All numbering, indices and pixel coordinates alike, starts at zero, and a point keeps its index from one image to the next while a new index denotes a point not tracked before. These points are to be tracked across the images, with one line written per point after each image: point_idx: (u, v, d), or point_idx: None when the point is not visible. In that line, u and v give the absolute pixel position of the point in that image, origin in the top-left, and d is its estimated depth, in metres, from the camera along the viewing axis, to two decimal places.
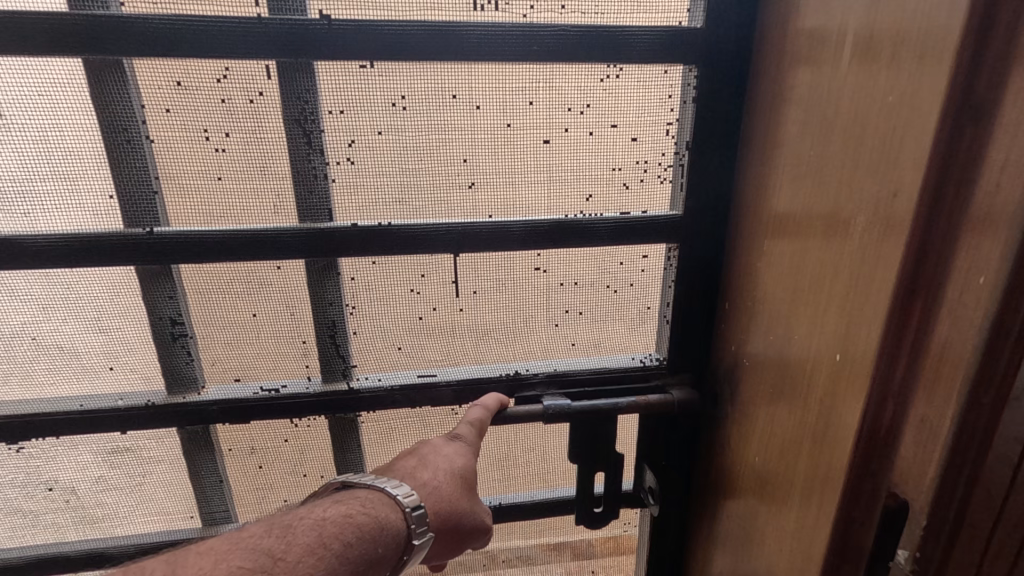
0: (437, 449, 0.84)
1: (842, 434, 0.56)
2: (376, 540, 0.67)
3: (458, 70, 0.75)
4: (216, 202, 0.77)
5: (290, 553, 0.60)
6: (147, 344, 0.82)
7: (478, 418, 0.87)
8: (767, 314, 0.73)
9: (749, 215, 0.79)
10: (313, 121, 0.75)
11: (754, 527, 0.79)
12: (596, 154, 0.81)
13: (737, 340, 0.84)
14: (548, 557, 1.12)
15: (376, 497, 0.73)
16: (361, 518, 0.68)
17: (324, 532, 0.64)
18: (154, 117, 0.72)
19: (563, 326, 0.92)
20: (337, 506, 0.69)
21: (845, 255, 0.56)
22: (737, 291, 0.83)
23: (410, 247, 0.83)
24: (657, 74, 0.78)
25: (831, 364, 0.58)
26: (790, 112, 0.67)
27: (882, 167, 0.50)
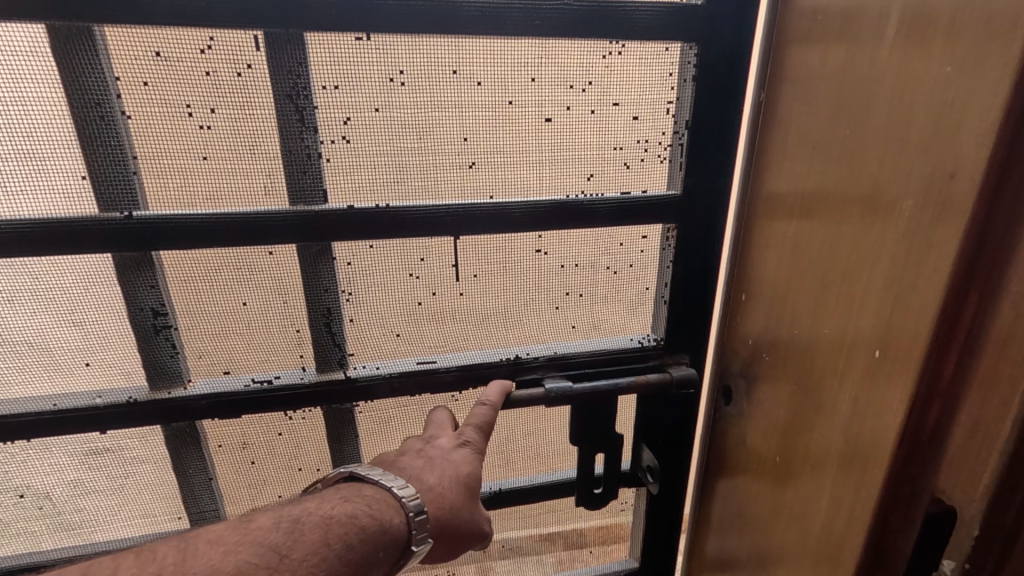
0: (445, 453, 0.81)
1: (880, 436, 0.57)
2: (378, 543, 0.66)
3: (458, 45, 0.72)
4: (202, 183, 0.72)
5: (295, 551, 0.60)
6: (127, 336, 0.77)
7: (482, 420, 0.85)
8: (788, 302, 0.72)
9: (762, 207, 0.78)
10: (305, 97, 0.71)
11: (767, 523, 0.80)
12: (597, 132, 0.80)
13: (747, 332, 0.84)
14: (542, 541, 1.12)
15: (381, 497, 0.71)
16: (365, 521, 0.67)
17: (328, 531, 0.64)
18: (129, 90, 0.66)
19: (564, 309, 0.91)
20: (344, 504, 0.68)
21: (881, 256, 0.55)
22: (751, 275, 0.83)
23: (409, 229, 0.80)
24: (658, 51, 0.77)
25: (865, 362, 0.58)
26: (813, 104, 0.66)
27: (931, 166, 0.49)
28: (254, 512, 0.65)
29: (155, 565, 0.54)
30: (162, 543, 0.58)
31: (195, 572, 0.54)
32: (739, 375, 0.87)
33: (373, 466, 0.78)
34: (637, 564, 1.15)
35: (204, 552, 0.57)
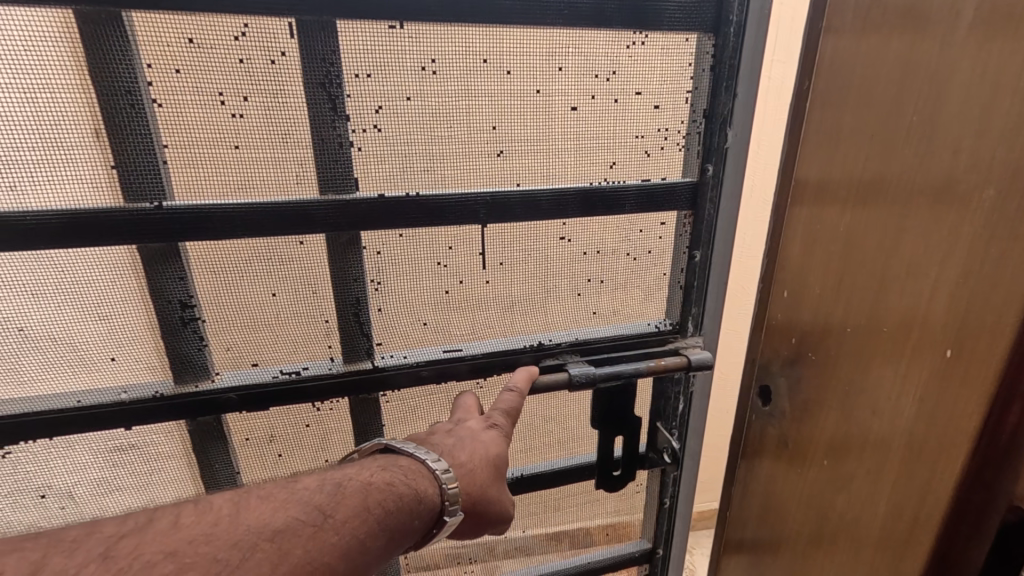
0: (475, 433, 0.81)
1: (959, 419, 0.59)
2: (414, 512, 0.66)
3: (489, 34, 0.73)
4: (232, 172, 0.71)
5: (338, 512, 0.59)
6: (153, 330, 0.76)
7: (511, 405, 0.86)
8: (835, 296, 0.74)
9: (798, 205, 0.80)
10: (337, 85, 0.71)
11: (816, 515, 0.81)
12: (620, 120, 0.82)
13: (784, 328, 0.85)
14: (548, 541, 1.13)
15: (416, 468, 0.71)
16: (402, 489, 0.66)
17: (369, 496, 0.63)
18: (160, 78, 0.65)
19: (586, 295, 0.93)
20: (382, 472, 0.68)
21: (957, 247, 0.58)
22: (784, 272, 0.84)
23: (438, 217, 0.81)
24: (678, 42, 0.80)
25: (935, 360, 0.61)
26: (866, 101, 0.67)
27: (1014, 157, 0.52)
28: (296, 476, 0.65)
29: (212, 515, 0.55)
30: (218, 499, 0.58)
31: (249, 524, 0.54)
32: (776, 371, 0.88)
33: (408, 442, 0.78)
34: (650, 544, 1.18)
35: (257, 507, 0.57)
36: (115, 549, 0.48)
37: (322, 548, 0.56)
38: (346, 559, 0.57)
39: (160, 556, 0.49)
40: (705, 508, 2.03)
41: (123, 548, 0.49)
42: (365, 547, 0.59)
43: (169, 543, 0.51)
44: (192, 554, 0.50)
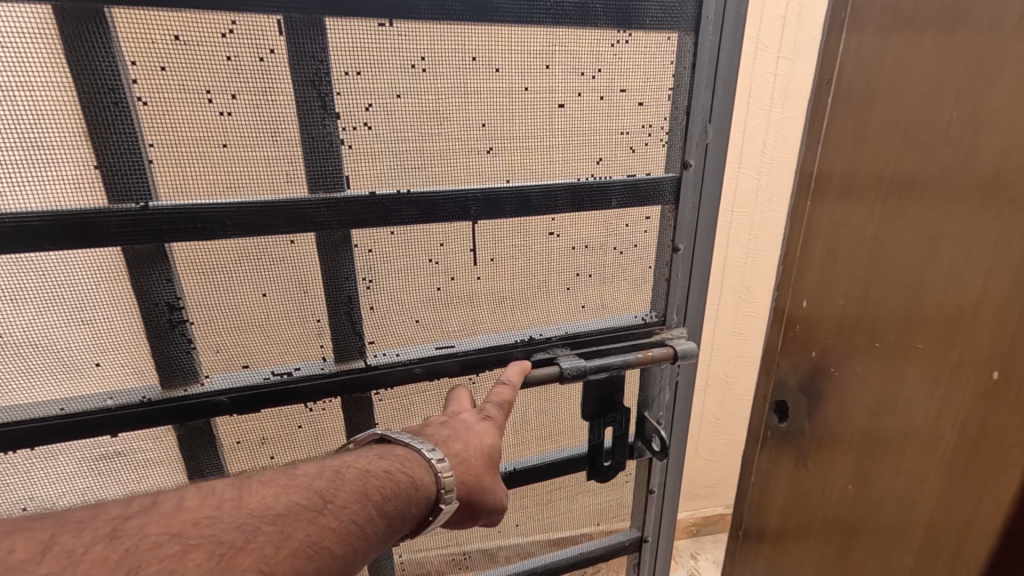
0: (469, 425, 0.80)
1: (1008, 431, 0.61)
2: (411, 500, 0.66)
3: (477, 32, 0.74)
4: (220, 171, 0.70)
5: (337, 498, 0.60)
6: (139, 333, 0.74)
7: (504, 398, 0.86)
8: (871, 300, 0.77)
9: (829, 209, 0.83)
10: (327, 82, 0.71)
11: (854, 518, 0.83)
12: (606, 117, 0.84)
13: (817, 329, 0.88)
14: (551, 547, 1.15)
15: (412, 457, 0.71)
16: (400, 477, 0.67)
17: (367, 483, 0.63)
18: (146, 75, 0.64)
19: (575, 289, 0.95)
20: (380, 460, 0.68)
21: (1003, 262, 0.60)
22: (815, 274, 0.87)
23: (429, 213, 0.81)
24: (661, 41, 0.82)
25: (981, 367, 0.63)
26: (893, 106, 0.71)
27: None
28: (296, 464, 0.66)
29: (214, 500, 0.56)
30: (221, 486, 0.59)
31: (251, 508, 0.56)
32: (810, 371, 0.90)
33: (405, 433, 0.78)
34: (640, 533, 1.20)
35: (258, 493, 0.58)
36: (122, 529, 0.50)
37: (322, 531, 0.56)
38: (344, 545, 0.58)
39: (165, 537, 0.50)
40: (708, 511, 1.99)
41: (130, 528, 0.50)
42: (363, 532, 0.59)
43: (173, 526, 0.51)
44: (197, 535, 0.51)
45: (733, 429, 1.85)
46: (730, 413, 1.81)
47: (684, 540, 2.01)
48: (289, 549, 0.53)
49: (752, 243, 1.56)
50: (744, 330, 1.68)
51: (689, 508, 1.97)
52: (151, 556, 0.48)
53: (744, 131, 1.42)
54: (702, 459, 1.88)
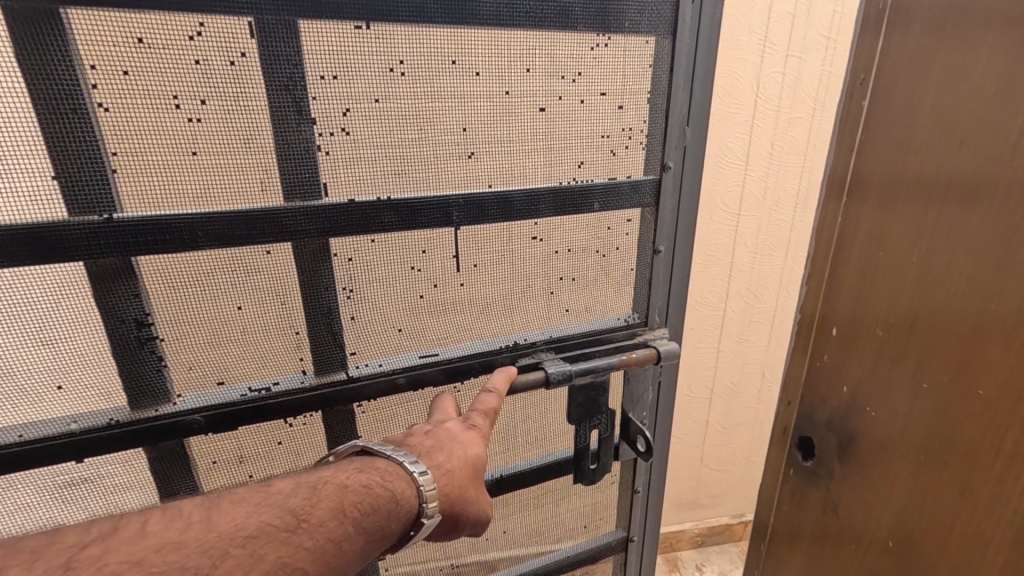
0: (453, 435, 0.78)
1: None
2: (391, 515, 0.64)
3: (456, 34, 0.73)
4: (190, 181, 0.67)
5: (313, 516, 0.58)
6: (104, 353, 0.70)
7: (489, 405, 0.84)
8: (911, 351, 0.60)
9: (867, 237, 0.64)
10: (302, 87, 0.68)
11: None
12: (586, 120, 0.84)
13: (833, 382, 0.72)
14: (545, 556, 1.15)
15: (393, 470, 0.67)
16: (379, 492, 0.64)
17: (345, 499, 0.61)
18: (108, 80, 0.60)
19: (559, 292, 0.94)
20: (359, 474, 0.65)
21: None
22: (842, 317, 0.69)
23: (410, 219, 0.79)
24: (640, 44, 0.83)
25: None
26: (948, 107, 0.54)
27: None
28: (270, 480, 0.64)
29: (180, 522, 0.53)
30: (188, 507, 0.56)
31: (219, 531, 0.53)
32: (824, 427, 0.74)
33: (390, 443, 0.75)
34: (625, 533, 1.21)
35: (227, 514, 0.56)
36: (78, 559, 0.47)
37: (295, 552, 0.55)
38: (318, 564, 0.56)
39: (125, 566, 0.47)
40: (713, 521, 1.98)
41: (88, 556, 0.47)
42: (339, 550, 0.58)
43: (133, 553, 0.49)
44: (158, 563, 0.49)
45: (739, 439, 1.86)
46: (737, 422, 1.81)
47: (690, 551, 2.00)
48: (259, 573, 0.52)
49: (759, 247, 1.57)
50: (751, 337, 1.69)
51: (694, 518, 1.96)
52: None
53: (751, 132, 1.42)
54: (710, 469, 1.88)
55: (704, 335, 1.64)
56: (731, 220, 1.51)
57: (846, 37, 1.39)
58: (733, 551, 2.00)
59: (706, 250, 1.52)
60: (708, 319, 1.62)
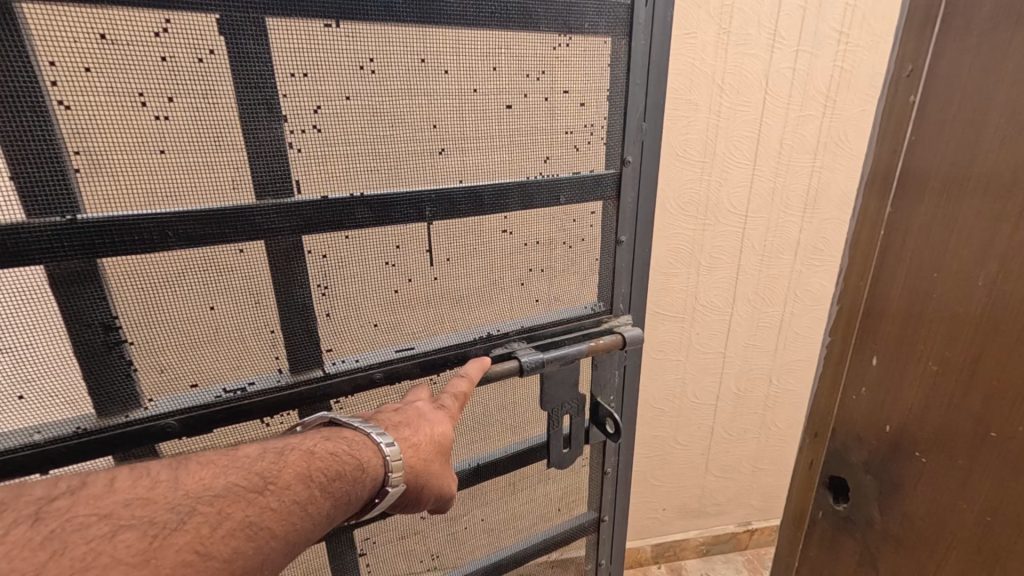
0: (421, 413, 0.80)
1: None
2: (356, 482, 0.65)
3: (423, 33, 0.74)
4: (157, 180, 0.66)
5: (280, 478, 0.59)
6: (68, 360, 0.67)
7: (460, 390, 0.87)
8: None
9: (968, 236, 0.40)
10: (272, 85, 0.68)
11: None
12: (550, 117, 0.88)
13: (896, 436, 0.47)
14: (520, 541, 1.19)
15: (360, 440, 0.69)
16: (345, 460, 0.66)
17: (312, 464, 0.62)
18: (69, 77, 0.59)
19: (528, 283, 0.97)
20: (326, 442, 0.67)
21: None
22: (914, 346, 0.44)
23: (383, 215, 0.80)
24: (598, 44, 0.87)
25: None
26: None
27: None
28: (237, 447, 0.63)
29: (149, 480, 0.53)
30: (155, 468, 0.56)
31: (187, 488, 0.53)
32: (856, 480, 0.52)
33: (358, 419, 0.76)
34: (596, 513, 1.26)
35: (196, 474, 0.56)
36: (46, 510, 0.46)
37: (261, 512, 0.55)
38: (286, 526, 0.56)
39: (93, 518, 0.47)
40: (718, 530, 2.04)
41: (55, 509, 0.47)
42: (306, 513, 0.58)
43: (100, 507, 0.49)
44: (128, 516, 0.48)
45: (744, 447, 1.90)
46: (743, 428, 1.86)
47: (695, 560, 2.05)
48: (227, 529, 0.52)
49: (768, 247, 1.59)
50: (759, 342, 1.73)
51: (699, 525, 2.01)
52: (78, 535, 0.45)
53: (760, 130, 1.44)
54: (715, 477, 1.92)
55: (710, 341, 1.67)
56: (739, 222, 1.53)
57: (858, 31, 1.40)
58: (739, 560, 2.06)
59: (712, 252, 1.55)
60: (716, 325, 1.66)
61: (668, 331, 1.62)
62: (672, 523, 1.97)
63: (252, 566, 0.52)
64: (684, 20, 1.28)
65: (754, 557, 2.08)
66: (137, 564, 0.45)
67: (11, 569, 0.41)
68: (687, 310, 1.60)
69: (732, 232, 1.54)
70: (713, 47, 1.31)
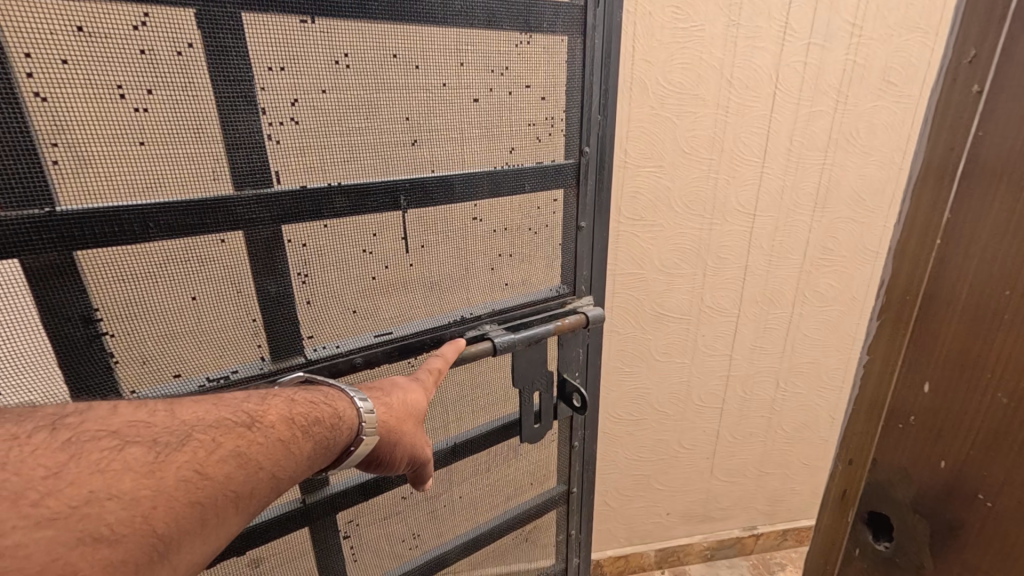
0: (395, 381, 0.85)
1: None
2: (333, 427, 0.69)
3: (395, 30, 0.78)
4: (137, 172, 0.67)
5: (266, 416, 0.63)
6: (46, 355, 0.67)
7: (435, 365, 0.92)
8: None
9: None
10: (250, 79, 0.70)
11: None
12: (514, 109, 0.94)
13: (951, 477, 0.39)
14: (495, 515, 1.24)
15: (336, 392, 0.74)
16: (323, 408, 0.70)
17: (293, 407, 0.66)
18: (45, 69, 0.59)
19: (498, 268, 1.03)
20: (305, 392, 0.71)
21: None
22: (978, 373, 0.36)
23: (360, 204, 0.84)
24: (556, 43, 0.94)
25: None
26: None
27: None
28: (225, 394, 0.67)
29: (148, 408, 0.57)
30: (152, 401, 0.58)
31: (183, 418, 0.57)
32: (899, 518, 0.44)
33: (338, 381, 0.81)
34: (566, 485, 1.34)
35: (189, 408, 0.59)
36: (61, 422, 0.50)
37: (250, 445, 0.59)
38: (272, 459, 0.60)
39: (103, 433, 0.51)
40: (723, 534, 2.13)
41: (68, 424, 0.50)
42: (290, 450, 0.62)
43: (109, 425, 0.52)
44: (136, 434, 0.52)
45: (750, 451, 1.98)
46: (750, 432, 1.94)
47: (700, 565, 2.14)
48: (221, 454, 0.55)
49: (777, 245, 1.63)
50: (765, 344, 1.79)
51: (703, 530, 2.10)
52: (93, 446, 0.49)
53: (770, 124, 1.47)
54: (721, 481, 2.01)
55: (716, 342, 1.74)
56: (746, 221, 1.58)
57: (871, 24, 1.41)
58: (743, 565, 2.16)
59: (718, 252, 1.60)
60: (722, 327, 1.72)
61: (674, 330, 1.68)
62: (677, 527, 2.07)
63: (241, 492, 0.56)
64: (693, 9, 1.30)
65: (759, 561, 2.18)
66: (144, 472, 0.49)
67: (38, 464, 0.45)
68: (691, 310, 1.66)
69: (740, 232, 1.58)
70: (722, 38, 1.34)
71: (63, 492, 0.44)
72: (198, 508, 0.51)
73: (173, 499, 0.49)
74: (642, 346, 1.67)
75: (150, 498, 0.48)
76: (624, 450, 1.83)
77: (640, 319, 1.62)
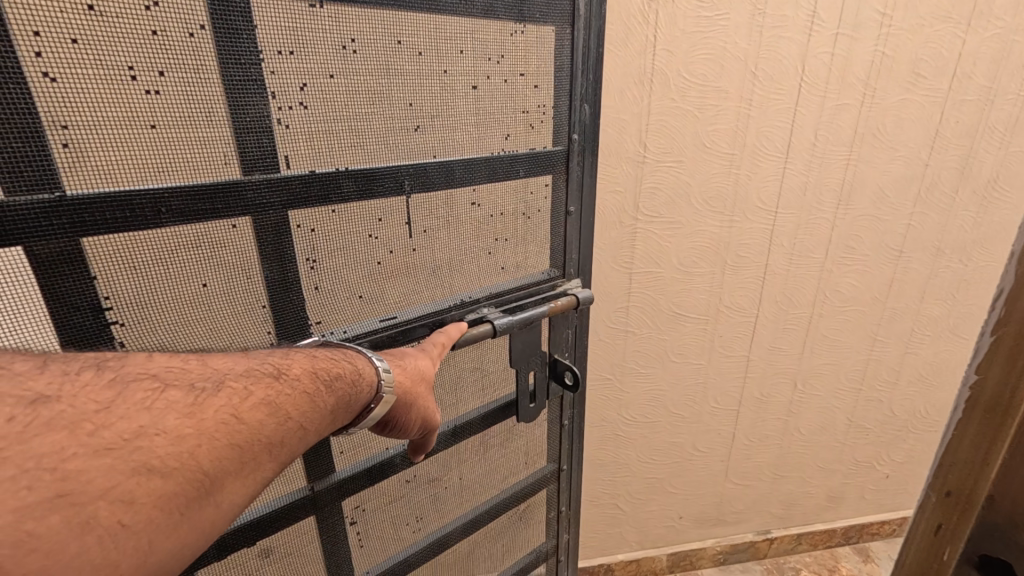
0: (404, 351, 0.86)
1: None
2: (354, 383, 0.70)
3: (400, 18, 0.80)
4: (148, 155, 0.66)
5: (292, 369, 0.64)
6: (48, 346, 0.65)
7: (439, 342, 0.94)
8: None
9: None
10: (258, 62, 0.70)
11: None
12: (509, 97, 0.97)
13: None
14: (492, 495, 1.27)
15: (354, 353, 0.75)
16: (344, 365, 0.71)
17: (316, 363, 0.67)
18: (55, 48, 0.58)
19: (494, 253, 1.06)
20: (324, 351, 0.72)
21: None
22: None
23: (367, 190, 0.84)
24: (546, 32, 0.97)
25: None
26: None
27: None
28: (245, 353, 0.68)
29: (180, 357, 0.57)
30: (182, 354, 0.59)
31: (216, 367, 0.58)
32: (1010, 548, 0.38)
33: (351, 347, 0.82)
34: (557, 463, 1.39)
35: (218, 360, 0.60)
36: (105, 364, 0.51)
37: (280, 394, 0.59)
38: (301, 410, 0.61)
39: (144, 376, 0.51)
40: (734, 536, 2.24)
41: (112, 367, 0.51)
42: (316, 402, 0.63)
43: (148, 369, 0.53)
44: (177, 378, 0.53)
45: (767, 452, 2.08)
46: (765, 434, 2.04)
47: (712, 568, 2.25)
48: (256, 399, 0.57)
49: (795, 246, 1.72)
50: (783, 344, 1.89)
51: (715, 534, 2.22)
52: (137, 385, 0.50)
53: (795, 119, 1.53)
54: (734, 484, 2.12)
55: (734, 341, 1.83)
56: (767, 218, 1.65)
57: (900, 14, 1.46)
58: (755, 568, 2.27)
59: (738, 250, 1.68)
60: (739, 325, 1.81)
61: (689, 331, 1.77)
62: (689, 531, 2.18)
63: (275, 439, 0.57)
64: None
65: (771, 565, 2.29)
66: (187, 413, 0.50)
67: (89, 399, 0.45)
68: (710, 310, 1.75)
69: (761, 230, 1.66)
70: (747, 27, 1.39)
71: (116, 426, 0.45)
72: (236, 450, 0.52)
73: (216, 439, 0.51)
74: (657, 346, 1.76)
75: (195, 437, 0.49)
76: (634, 450, 1.93)
77: (655, 319, 1.72)
